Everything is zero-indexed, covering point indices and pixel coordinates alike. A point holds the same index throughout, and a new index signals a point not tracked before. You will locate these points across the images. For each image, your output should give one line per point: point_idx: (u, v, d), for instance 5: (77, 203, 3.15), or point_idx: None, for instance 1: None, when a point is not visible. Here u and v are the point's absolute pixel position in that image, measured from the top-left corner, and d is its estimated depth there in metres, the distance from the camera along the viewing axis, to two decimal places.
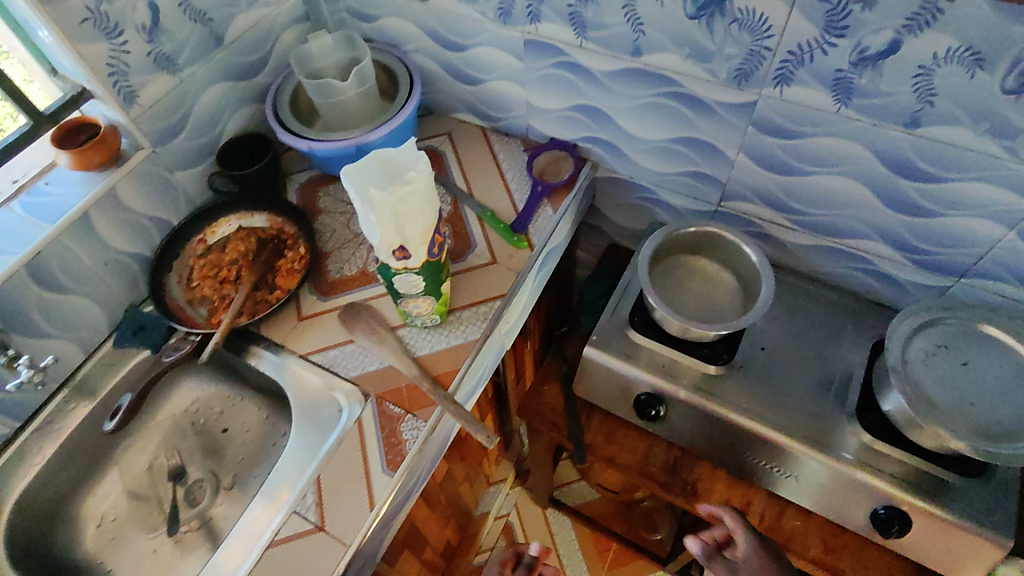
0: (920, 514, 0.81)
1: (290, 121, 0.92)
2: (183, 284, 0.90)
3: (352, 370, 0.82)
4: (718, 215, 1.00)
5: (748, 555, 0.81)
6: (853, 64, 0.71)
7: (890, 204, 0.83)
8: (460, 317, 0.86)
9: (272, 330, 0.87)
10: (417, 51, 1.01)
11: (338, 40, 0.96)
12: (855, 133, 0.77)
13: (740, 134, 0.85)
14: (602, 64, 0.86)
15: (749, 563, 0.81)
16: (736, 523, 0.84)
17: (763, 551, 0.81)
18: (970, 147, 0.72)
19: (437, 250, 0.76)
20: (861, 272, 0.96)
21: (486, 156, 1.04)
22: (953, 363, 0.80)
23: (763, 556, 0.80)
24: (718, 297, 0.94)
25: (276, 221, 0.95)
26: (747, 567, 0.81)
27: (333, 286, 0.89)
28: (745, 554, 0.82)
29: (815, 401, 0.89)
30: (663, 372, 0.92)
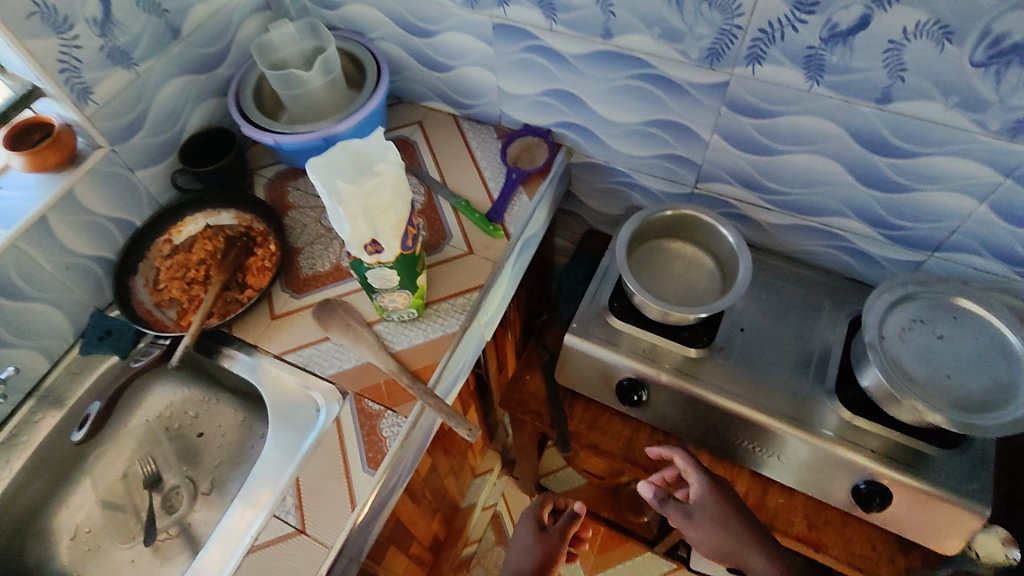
0: (900, 486, 0.82)
1: (254, 115, 0.90)
2: (149, 286, 0.87)
3: (329, 368, 0.81)
4: (694, 197, 0.99)
5: (703, 496, 0.82)
6: (823, 41, 0.70)
7: (863, 181, 0.84)
8: (437, 310, 0.85)
9: (245, 330, 0.85)
10: (383, 39, 0.98)
11: (302, 29, 0.93)
12: (827, 111, 0.77)
13: (714, 114, 0.84)
14: (573, 47, 0.84)
15: (705, 504, 0.81)
16: (691, 465, 0.84)
17: (718, 491, 0.82)
18: (940, 122, 0.72)
19: (410, 242, 0.74)
20: (837, 250, 0.96)
21: (459, 144, 1.02)
22: (929, 337, 0.81)
23: (718, 496, 0.81)
24: (697, 279, 0.93)
25: (244, 218, 0.93)
26: (704, 509, 0.81)
27: (305, 283, 0.87)
28: (700, 495, 0.82)
29: (795, 379, 0.89)
30: (644, 357, 0.91)
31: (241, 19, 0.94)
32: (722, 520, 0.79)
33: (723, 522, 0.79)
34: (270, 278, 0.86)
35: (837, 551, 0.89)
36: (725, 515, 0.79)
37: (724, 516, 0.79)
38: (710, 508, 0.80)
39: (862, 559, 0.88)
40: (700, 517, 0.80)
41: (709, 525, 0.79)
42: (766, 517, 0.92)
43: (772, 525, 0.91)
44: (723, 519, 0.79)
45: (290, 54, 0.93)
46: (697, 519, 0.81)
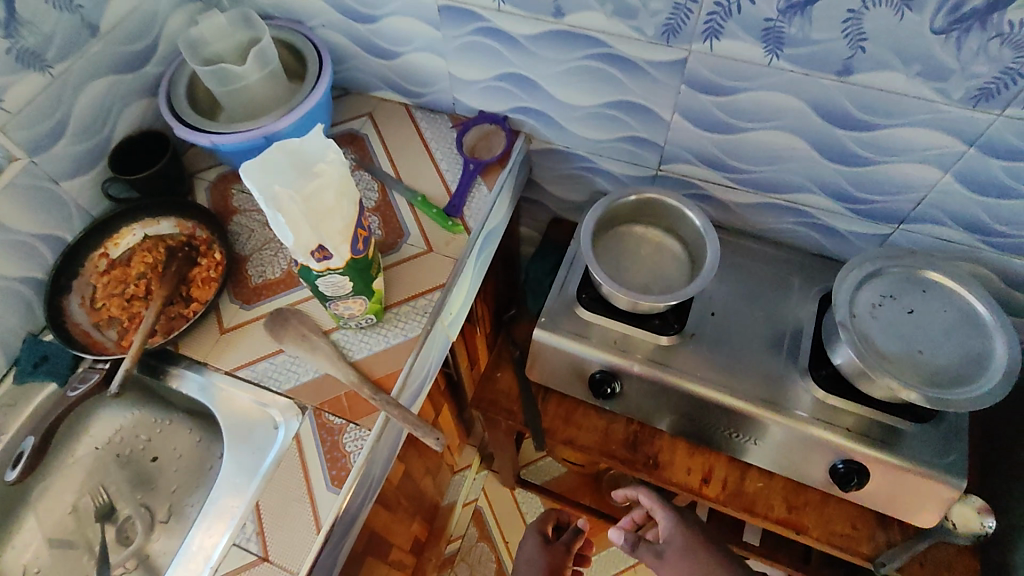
0: (876, 463, 0.82)
1: (187, 115, 0.83)
2: (86, 305, 0.81)
3: (285, 383, 0.77)
4: (658, 179, 0.96)
5: (671, 533, 0.89)
6: (781, 12, 0.67)
7: (828, 156, 0.81)
8: (397, 314, 0.81)
9: (192, 347, 0.80)
10: (324, 26, 0.92)
11: (233, 20, 0.86)
12: (789, 85, 0.74)
13: (673, 94, 0.81)
14: (524, 28, 0.80)
15: (674, 540, 0.88)
16: (658, 502, 0.93)
17: (683, 525, 0.89)
18: (903, 92, 0.70)
19: (362, 246, 0.70)
20: (803, 227, 0.94)
21: (412, 135, 0.97)
22: (899, 312, 0.80)
23: (684, 529, 0.89)
24: (665, 265, 0.91)
25: (185, 226, 0.87)
26: (673, 544, 0.87)
27: (255, 293, 0.82)
28: (668, 530, 0.90)
29: (768, 362, 0.88)
30: (615, 348, 0.89)
31: (167, 10, 0.87)
32: (691, 552, 0.85)
33: (693, 553, 0.85)
34: (216, 289, 0.81)
35: (817, 531, 0.89)
36: (694, 547, 0.86)
37: (691, 548, 0.86)
38: (680, 544, 0.87)
39: (843, 538, 0.89)
40: (670, 552, 0.87)
41: (678, 560, 0.85)
42: (745, 502, 0.91)
43: (750, 510, 0.90)
44: (693, 552, 0.85)
45: (223, 47, 0.87)
46: (667, 557, 0.87)
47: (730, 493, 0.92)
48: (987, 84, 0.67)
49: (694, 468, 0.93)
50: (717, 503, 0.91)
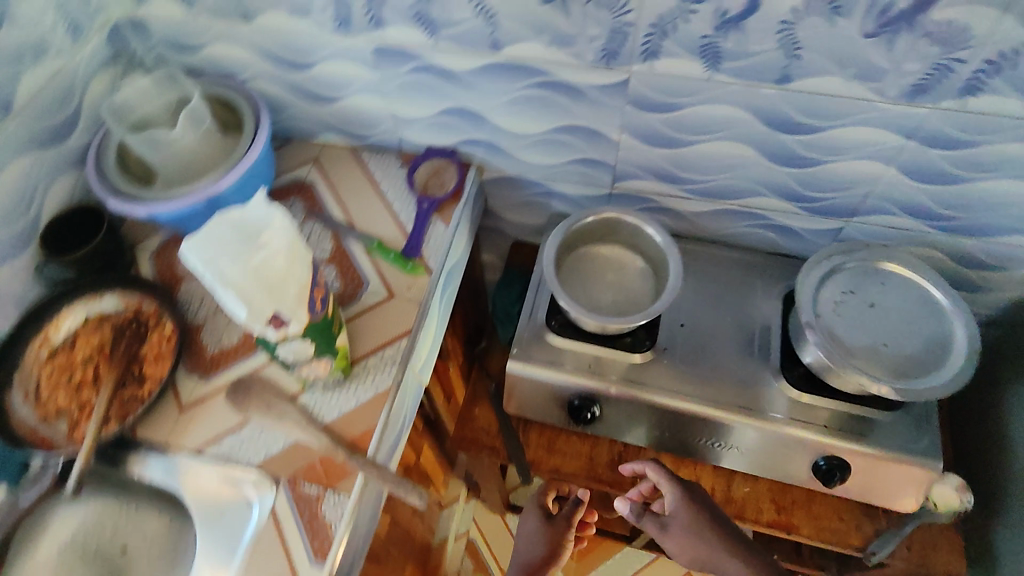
0: (857, 456, 0.83)
1: (120, 185, 0.79)
2: (31, 399, 0.76)
3: (255, 456, 0.73)
4: (613, 197, 0.96)
5: (678, 508, 0.81)
6: (716, 29, 0.68)
7: (777, 160, 0.82)
8: (365, 368, 0.78)
9: (152, 430, 0.75)
10: (256, 77, 0.89)
11: (158, 82, 0.84)
12: (731, 97, 0.75)
13: (619, 114, 0.81)
14: (462, 63, 0.79)
15: (678, 518, 0.80)
16: (662, 478, 0.83)
17: (691, 504, 0.80)
18: (841, 94, 0.72)
19: (320, 307, 0.67)
20: (760, 228, 0.95)
21: (360, 177, 0.94)
22: (862, 306, 0.81)
23: (692, 505, 0.80)
24: (630, 283, 0.90)
25: (130, 300, 0.82)
26: (677, 521, 0.80)
27: (213, 362, 0.79)
28: (675, 508, 0.81)
29: (743, 367, 0.88)
30: (590, 372, 0.88)
31: (87, 77, 0.82)
32: (700, 535, 0.78)
33: (700, 534, 0.78)
34: (171, 364, 0.77)
35: (807, 530, 0.90)
36: (702, 527, 0.78)
37: (699, 529, 0.78)
38: (686, 524, 0.80)
39: (833, 532, 0.89)
40: (676, 529, 0.81)
41: (686, 538, 0.79)
42: (735, 509, 0.91)
43: (740, 517, 0.90)
44: (700, 532, 0.78)
45: (152, 111, 0.84)
46: (674, 532, 0.81)
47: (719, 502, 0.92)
48: (920, 80, 0.68)
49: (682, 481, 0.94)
50: None
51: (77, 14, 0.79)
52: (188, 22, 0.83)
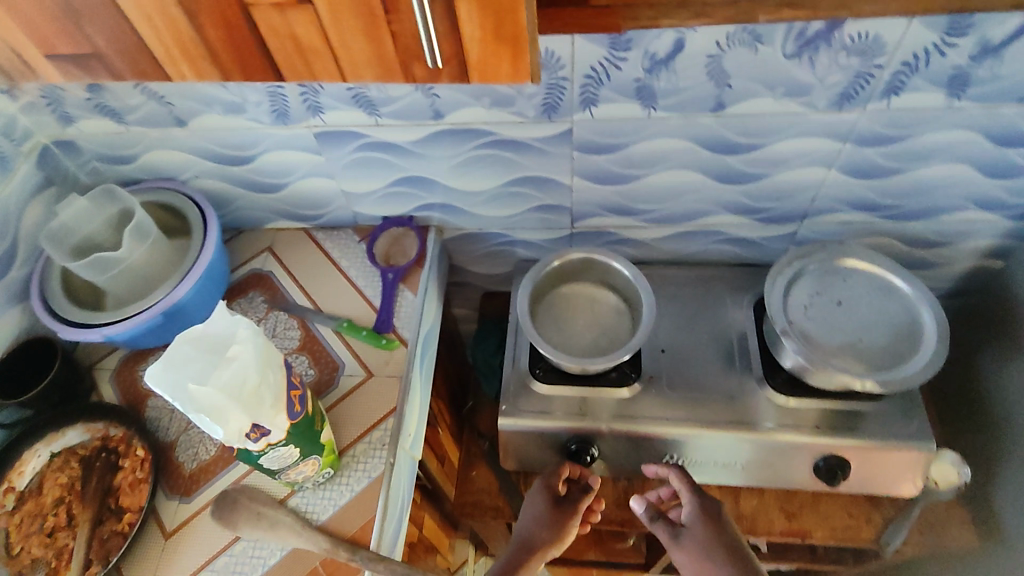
0: (853, 452, 0.84)
1: (69, 311, 0.76)
2: (2, 554, 0.71)
3: (252, 573, 0.70)
4: (574, 236, 0.97)
5: (693, 519, 0.76)
6: (648, 71, 0.70)
7: (724, 179, 0.85)
8: (354, 456, 0.76)
9: (137, 564, 0.71)
10: (199, 176, 0.88)
11: (96, 198, 0.80)
12: (672, 129, 0.77)
13: (568, 160, 0.82)
14: (406, 135, 0.79)
15: (693, 528, 0.75)
16: (685, 483, 0.80)
17: (709, 519, 0.75)
18: (775, 111, 0.74)
19: (299, 406, 0.65)
20: (720, 243, 0.97)
21: (318, 258, 0.92)
22: (831, 306, 0.82)
23: (709, 521, 0.75)
24: (605, 318, 0.91)
25: (96, 429, 0.79)
26: (693, 532, 0.74)
27: (193, 480, 0.76)
28: (692, 520, 0.76)
29: (730, 382, 0.89)
30: (581, 415, 0.87)
31: (21, 206, 0.79)
32: (711, 553, 0.71)
33: (711, 552, 0.71)
34: (149, 490, 0.74)
35: (820, 532, 0.89)
36: (715, 547, 0.72)
37: (710, 543, 0.72)
38: (700, 535, 0.74)
39: (844, 530, 0.89)
40: (687, 542, 0.74)
41: (694, 552, 0.72)
42: (747, 524, 0.91)
43: (753, 531, 0.90)
44: (711, 547, 0.72)
45: (93, 229, 0.80)
46: (686, 545, 0.74)
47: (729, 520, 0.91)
48: (846, 89, 0.71)
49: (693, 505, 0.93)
50: None
51: (2, 146, 0.76)
52: (121, 135, 0.81)
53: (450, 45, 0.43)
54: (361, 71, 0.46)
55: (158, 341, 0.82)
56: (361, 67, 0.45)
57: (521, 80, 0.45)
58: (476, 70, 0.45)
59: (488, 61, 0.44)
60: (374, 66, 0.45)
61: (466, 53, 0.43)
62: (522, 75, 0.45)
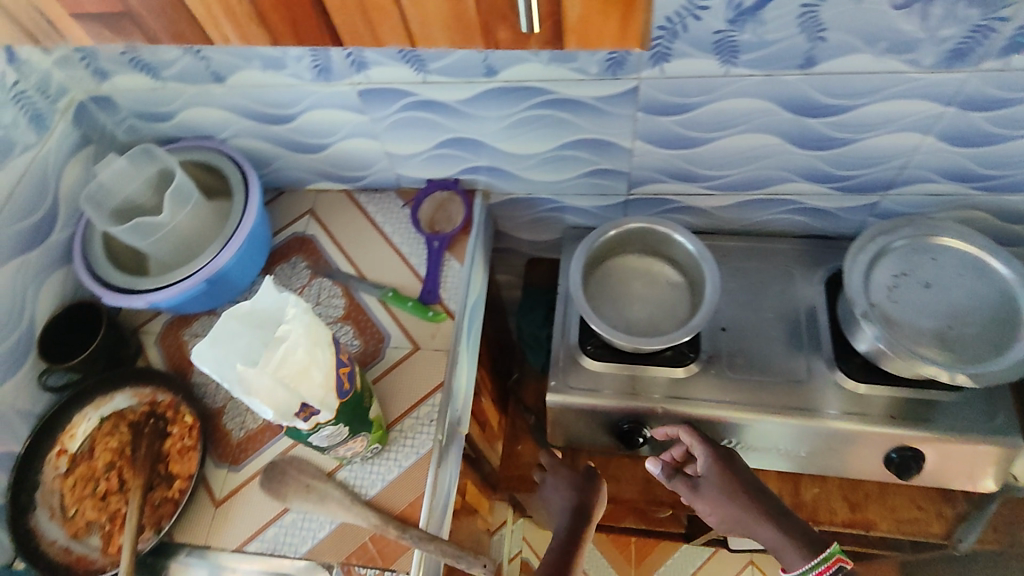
0: (929, 444, 0.78)
1: (113, 276, 0.74)
2: (58, 516, 0.72)
3: (301, 545, 0.69)
4: (631, 203, 0.90)
5: (708, 469, 0.72)
6: (731, 22, 0.62)
7: (803, 144, 0.77)
8: (402, 431, 0.74)
9: (189, 531, 0.71)
10: (239, 135, 0.84)
11: (134, 157, 0.77)
12: (752, 88, 0.69)
13: (631, 122, 0.75)
14: (456, 93, 0.73)
15: (710, 478, 0.71)
16: (693, 436, 0.75)
17: (724, 467, 0.71)
18: (872, 70, 0.66)
19: (347, 383, 0.63)
20: (790, 214, 0.89)
21: (362, 222, 0.89)
22: (917, 288, 0.75)
23: (723, 467, 0.71)
24: (662, 294, 0.85)
25: (144, 394, 0.78)
26: (710, 481, 0.71)
27: (241, 448, 0.75)
28: (707, 471, 0.72)
29: (795, 365, 0.83)
30: (633, 395, 0.83)
31: (59, 166, 0.77)
32: (730, 495, 0.69)
33: (730, 495, 0.69)
34: (198, 458, 0.73)
35: (886, 524, 0.86)
36: (733, 490, 0.69)
37: (728, 488, 0.69)
38: (719, 484, 0.70)
39: (912, 523, 0.85)
40: (707, 491, 0.71)
41: (715, 499, 0.70)
42: (807, 513, 0.87)
43: (815, 521, 0.86)
44: (732, 492, 0.69)
45: (134, 190, 0.78)
46: (705, 494, 0.71)
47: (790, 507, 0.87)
48: (959, 44, 0.62)
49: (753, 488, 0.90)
50: None
51: (38, 102, 0.73)
52: (157, 92, 0.77)
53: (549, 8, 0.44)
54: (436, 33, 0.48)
55: (202, 307, 0.80)
56: (435, 30, 0.48)
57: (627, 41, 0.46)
58: (575, 32, 0.46)
59: (590, 19, 0.45)
60: (453, 31, 0.48)
61: (565, 14, 0.44)
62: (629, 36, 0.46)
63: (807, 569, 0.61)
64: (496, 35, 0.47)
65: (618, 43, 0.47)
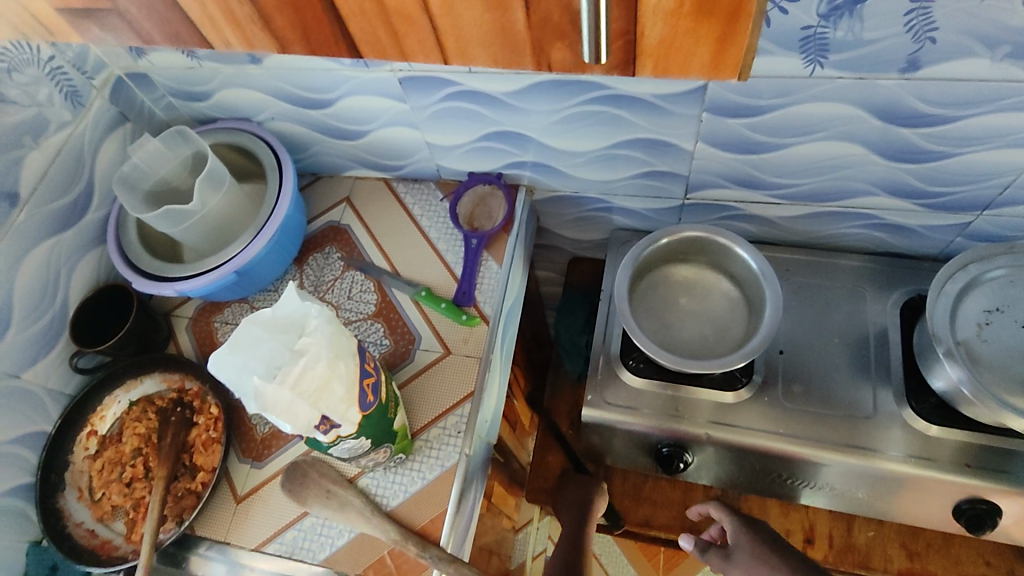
0: (1007, 496, 0.70)
1: (143, 261, 0.73)
2: (85, 497, 0.72)
3: (319, 552, 0.67)
4: (686, 207, 0.83)
5: (737, 536, 0.66)
6: (823, 17, 0.53)
7: (890, 156, 0.68)
8: (427, 441, 0.70)
9: (210, 525, 0.70)
10: (275, 118, 0.80)
11: (169, 140, 0.75)
12: (838, 91, 0.61)
13: (694, 123, 0.68)
14: (502, 85, 0.67)
15: (739, 544, 0.64)
16: (720, 508, 0.70)
17: (752, 532, 0.65)
18: (986, 78, 0.56)
19: (371, 395, 0.59)
20: (867, 228, 0.80)
21: (399, 214, 0.84)
22: (1013, 327, 0.66)
23: (749, 532, 0.65)
24: (715, 311, 0.79)
25: (173, 380, 0.77)
26: (739, 546, 0.64)
27: (265, 444, 0.73)
28: (734, 539, 0.66)
29: (860, 396, 0.75)
30: (676, 417, 0.77)
31: (95, 144, 0.77)
32: (757, 555, 0.61)
33: (759, 554, 0.61)
34: (221, 452, 0.72)
35: None
36: (761, 549, 0.62)
37: (757, 548, 0.62)
38: (748, 548, 0.63)
39: None
40: (737, 558, 0.64)
41: (746, 564, 0.62)
42: (858, 557, 0.83)
43: (867, 567, 0.82)
44: (761, 552, 0.62)
45: (167, 171, 0.75)
46: (736, 561, 0.64)
47: (839, 549, 0.84)
48: None
49: (794, 527, 0.86)
50: (829, 564, 0.84)
51: (73, 79, 0.72)
52: (193, 70, 0.74)
53: (626, 28, 0.37)
54: (474, 51, 0.43)
55: (231, 296, 0.78)
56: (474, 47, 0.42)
57: (720, 73, 0.40)
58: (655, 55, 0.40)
59: (677, 41, 0.38)
60: (494, 47, 0.42)
61: (644, 35, 0.38)
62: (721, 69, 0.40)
63: None
64: (549, 55, 0.42)
65: (707, 73, 0.41)
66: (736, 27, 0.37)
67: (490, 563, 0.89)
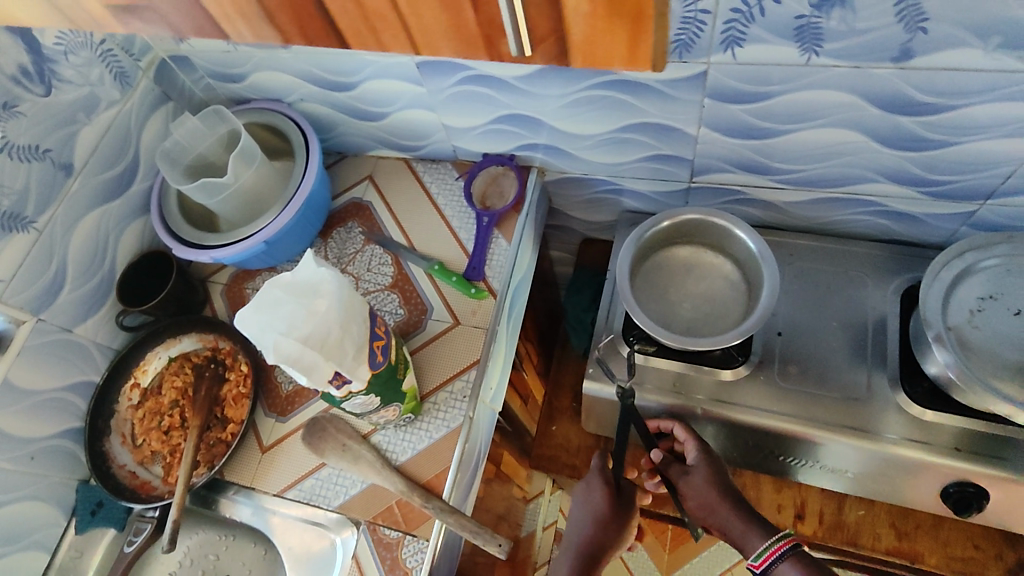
0: (992, 480, 0.72)
1: (182, 229, 0.79)
2: (128, 443, 0.81)
3: (334, 499, 0.74)
4: (692, 191, 0.85)
5: (698, 463, 0.74)
6: (815, 7, 0.55)
7: (891, 144, 0.69)
8: (435, 403, 0.76)
9: (237, 473, 0.77)
10: (304, 99, 0.86)
11: (207, 118, 0.81)
12: (835, 79, 0.62)
13: (696, 108, 0.70)
14: (514, 70, 0.70)
15: (700, 469, 0.73)
16: (689, 433, 0.77)
17: (714, 462, 0.74)
18: (980, 68, 0.58)
19: (381, 356, 0.65)
20: (870, 215, 0.81)
21: (417, 192, 0.89)
22: (1005, 314, 0.67)
23: (714, 466, 0.73)
24: (715, 292, 0.81)
25: (207, 339, 0.84)
26: (699, 472, 0.73)
27: (289, 401, 0.79)
28: (696, 466, 0.74)
29: (854, 378, 0.77)
30: (674, 393, 0.80)
31: (141, 122, 0.84)
32: (718, 490, 0.71)
33: (719, 485, 0.72)
34: (249, 406, 0.79)
35: (935, 559, 0.83)
36: (721, 485, 0.72)
37: (720, 481, 0.72)
38: (707, 476, 0.72)
39: (965, 562, 0.82)
40: (693, 479, 0.73)
41: (699, 486, 0.72)
42: (847, 534, 0.86)
43: (854, 544, 0.85)
44: (717, 485, 0.72)
45: (205, 147, 0.82)
46: (690, 482, 0.73)
47: (828, 525, 0.86)
48: None
49: (785, 502, 0.89)
50: (818, 539, 0.87)
51: (122, 61, 0.80)
52: (230, 54, 0.80)
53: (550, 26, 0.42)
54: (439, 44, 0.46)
55: (262, 264, 0.84)
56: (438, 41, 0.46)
57: (636, 63, 0.43)
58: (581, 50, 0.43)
59: (596, 39, 0.42)
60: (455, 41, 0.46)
61: (569, 33, 0.42)
62: (639, 59, 0.43)
63: (763, 548, 0.66)
64: (499, 48, 0.45)
65: (627, 63, 0.44)
66: (642, 25, 0.40)
67: (501, 528, 0.92)
